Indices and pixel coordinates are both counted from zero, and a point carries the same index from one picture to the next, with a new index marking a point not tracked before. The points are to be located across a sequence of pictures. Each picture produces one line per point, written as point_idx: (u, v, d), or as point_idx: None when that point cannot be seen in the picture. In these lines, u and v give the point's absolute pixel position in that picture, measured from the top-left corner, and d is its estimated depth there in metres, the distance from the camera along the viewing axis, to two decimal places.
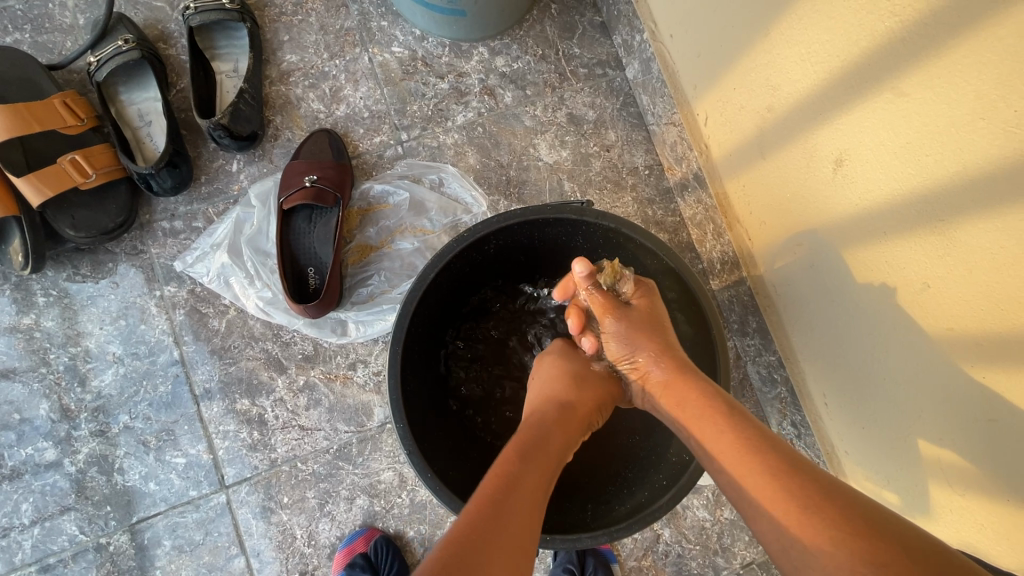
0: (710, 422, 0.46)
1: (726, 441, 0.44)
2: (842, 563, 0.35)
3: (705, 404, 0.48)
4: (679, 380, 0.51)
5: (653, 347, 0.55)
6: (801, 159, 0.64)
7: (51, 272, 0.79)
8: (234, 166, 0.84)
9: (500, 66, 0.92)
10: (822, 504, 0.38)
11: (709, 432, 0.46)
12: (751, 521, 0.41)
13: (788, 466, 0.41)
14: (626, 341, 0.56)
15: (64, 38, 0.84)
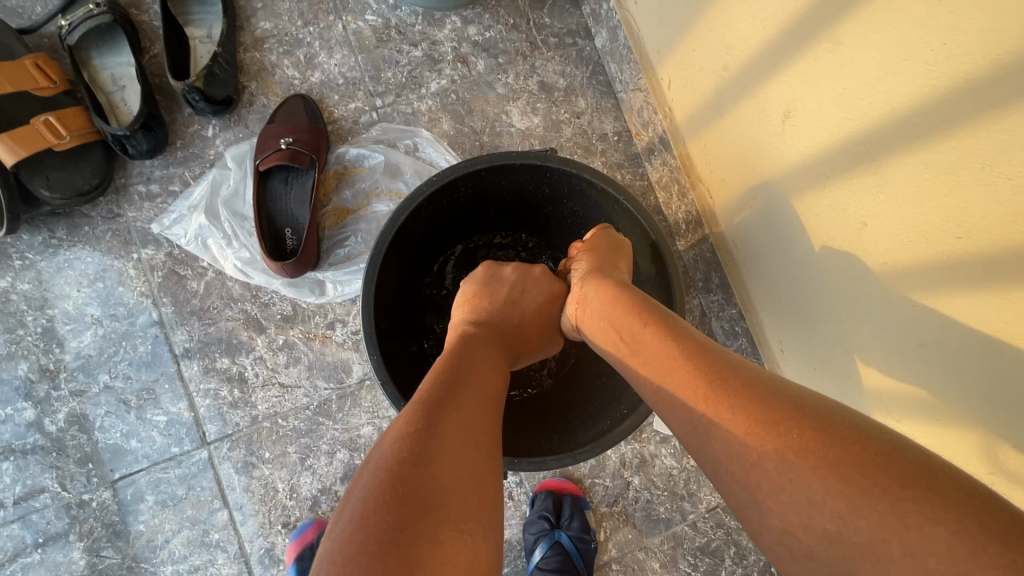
0: (637, 320, 0.48)
1: (647, 333, 0.47)
2: (738, 426, 0.36)
3: (632, 306, 0.50)
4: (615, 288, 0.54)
5: (606, 266, 0.58)
6: (754, 113, 0.68)
7: (26, 235, 0.80)
8: (209, 131, 0.85)
9: (473, 35, 0.94)
10: (721, 376, 0.40)
11: (631, 328, 0.48)
12: (664, 406, 0.43)
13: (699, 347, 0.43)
14: (588, 258, 0.60)
15: (32, 2, 0.83)
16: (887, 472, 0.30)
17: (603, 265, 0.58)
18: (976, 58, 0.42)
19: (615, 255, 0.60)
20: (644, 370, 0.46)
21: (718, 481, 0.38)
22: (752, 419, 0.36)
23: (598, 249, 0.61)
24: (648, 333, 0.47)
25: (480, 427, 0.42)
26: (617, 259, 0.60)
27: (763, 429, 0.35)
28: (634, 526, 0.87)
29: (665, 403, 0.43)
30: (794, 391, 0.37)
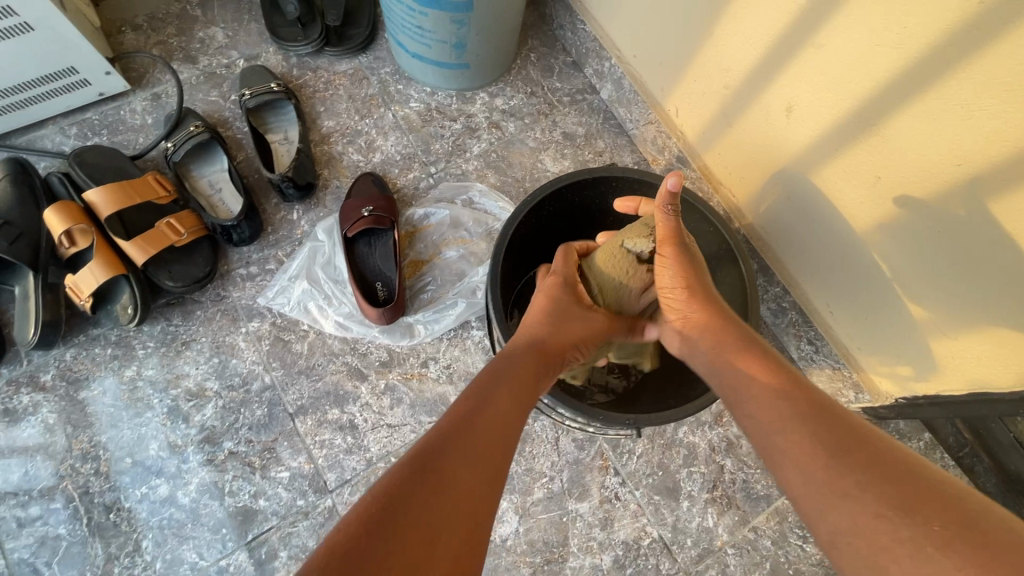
0: (757, 379, 0.52)
1: (751, 367, 0.54)
2: (869, 504, 0.39)
3: (736, 343, 0.58)
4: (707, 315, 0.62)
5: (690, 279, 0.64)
6: (759, 117, 0.83)
7: (147, 326, 0.89)
8: (295, 215, 0.98)
9: (500, 104, 1.12)
10: (821, 426, 0.45)
11: (737, 362, 0.56)
12: (778, 464, 0.46)
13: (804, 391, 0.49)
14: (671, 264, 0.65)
15: (136, 135, 1.00)
16: (978, 542, 0.34)
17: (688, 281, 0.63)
18: (933, 30, 0.58)
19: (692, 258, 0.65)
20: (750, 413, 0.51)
21: (835, 552, 0.39)
22: (887, 503, 0.38)
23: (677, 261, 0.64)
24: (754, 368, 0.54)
25: (489, 447, 0.47)
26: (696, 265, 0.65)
27: (897, 514, 0.37)
28: (738, 507, 0.91)
29: (780, 466, 0.46)
30: (918, 472, 0.40)
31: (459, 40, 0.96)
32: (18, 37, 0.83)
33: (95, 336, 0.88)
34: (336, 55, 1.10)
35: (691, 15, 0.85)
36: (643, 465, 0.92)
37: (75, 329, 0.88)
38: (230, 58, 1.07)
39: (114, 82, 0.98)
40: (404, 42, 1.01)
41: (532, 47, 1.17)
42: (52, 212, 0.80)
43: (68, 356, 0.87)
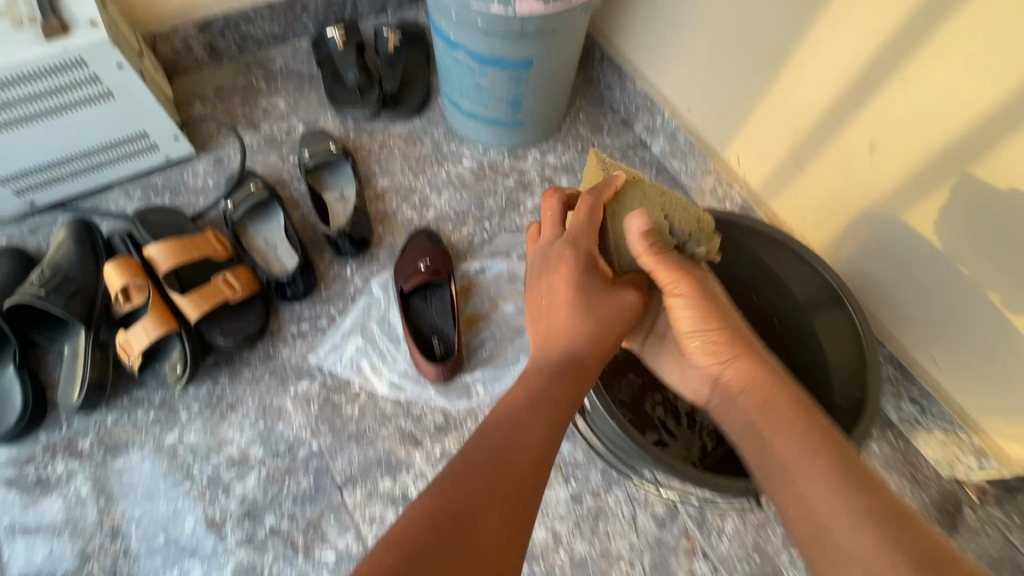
0: (821, 452, 0.49)
1: (801, 422, 0.52)
2: None
3: (774, 387, 0.55)
4: (738, 362, 0.56)
5: (714, 316, 0.58)
6: (837, 157, 0.79)
7: (193, 387, 0.85)
8: (348, 271, 0.96)
9: (552, 161, 1.11)
10: (860, 501, 0.46)
11: (786, 412, 0.53)
12: (824, 539, 0.46)
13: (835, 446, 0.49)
14: (691, 300, 0.58)
15: (196, 195, 1.01)
16: None
17: (709, 322, 0.58)
18: None
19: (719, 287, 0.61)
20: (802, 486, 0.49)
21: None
22: None
23: (699, 301, 0.58)
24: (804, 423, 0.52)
25: (517, 498, 0.48)
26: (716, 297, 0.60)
27: None
28: None
29: (818, 538, 0.46)
30: None
31: (516, 97, 0.97)
32: (100, 104, 0.86)
33: (138, 399, 0.83)
34: (391, 119, 1.12)
35: (756, 62, 0.84)
36: (735, 547, 0.79)
37: (119, 391, 0.84)
38: (290, 124, 1.11)
39: (181, 146, 1.01)
40: (460, 102, 1.02)
41: (581, 108, 1.19)
42: (113, 268, 0.79)
43: (109, 420, 0.82)
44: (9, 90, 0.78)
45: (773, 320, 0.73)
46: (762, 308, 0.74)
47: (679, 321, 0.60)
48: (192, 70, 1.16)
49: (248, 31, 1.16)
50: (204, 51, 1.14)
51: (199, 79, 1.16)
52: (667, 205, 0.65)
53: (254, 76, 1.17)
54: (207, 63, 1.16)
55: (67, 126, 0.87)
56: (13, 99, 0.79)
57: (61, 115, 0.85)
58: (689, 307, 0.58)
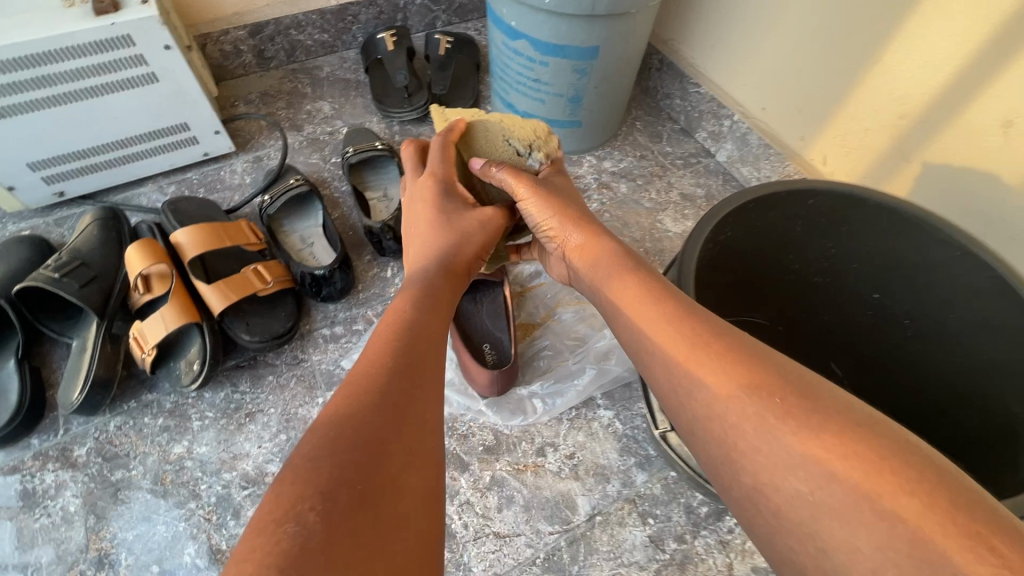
0: (709, 352, 0.41)
1: (697, 375, 0.41)
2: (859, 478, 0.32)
3: (689, 345, 0.42)
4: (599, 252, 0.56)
5: (569, 213, 0.60)
6: (960, 142, 0.69)
7: (209, 393, 0.74)
8: (389, 272, 0.87)
9: (609, 167, 1.04)
10: (744, 377, 0.39)
11: (693, 366, 0.41)
12: (724, 426, 0.38)
13: (795, 397, 0.36)
14: (541, 193, 0.61)
15: (232, 192, 0.95)
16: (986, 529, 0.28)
17: (567, 210, 0.61)
18: None
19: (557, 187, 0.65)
20: (693, 378, 0.41)
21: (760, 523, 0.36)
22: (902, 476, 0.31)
23: (546, 198, 0.61)
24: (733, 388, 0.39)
25: (406, 396, 0.40)
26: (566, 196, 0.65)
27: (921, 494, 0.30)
28: None
29: (718, 426, 0.39)
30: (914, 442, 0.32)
31: (576, 92, 0.90)
32: (142, 87, 0.82)
33: (147, 403, 0.73)
34: None
35: (849, 45, 0.76)
36: None
37: (126, 394, 0.74)
38: (334, 127, 1.07)
39: (221, 142, 0.96)
40: (514, 100, 0.96)
41: (637, 116, 1.12)
42: (134, 250, 0.71)
43: (111, 426, 0.71)
44: (50, 65, 0.74)
45: (903, 321, 0.61)
46: (887, 308, 0.62)
47: (546, 226, 0.62)
48: (239, 75, 1.14)
49: (298, 38, 1.14)
50: (253, 56, 1.12)
51: (245, 84, 1.14)
52: (538, 130, 0.69)
53: (301, 82, 1.15)
54: (254, 69, 1.15)
55: (106, 110, 0.82)
56: (55, 75, 0.75)
57: (101, 96, 0.80)
58: (537, 208, 0.62)
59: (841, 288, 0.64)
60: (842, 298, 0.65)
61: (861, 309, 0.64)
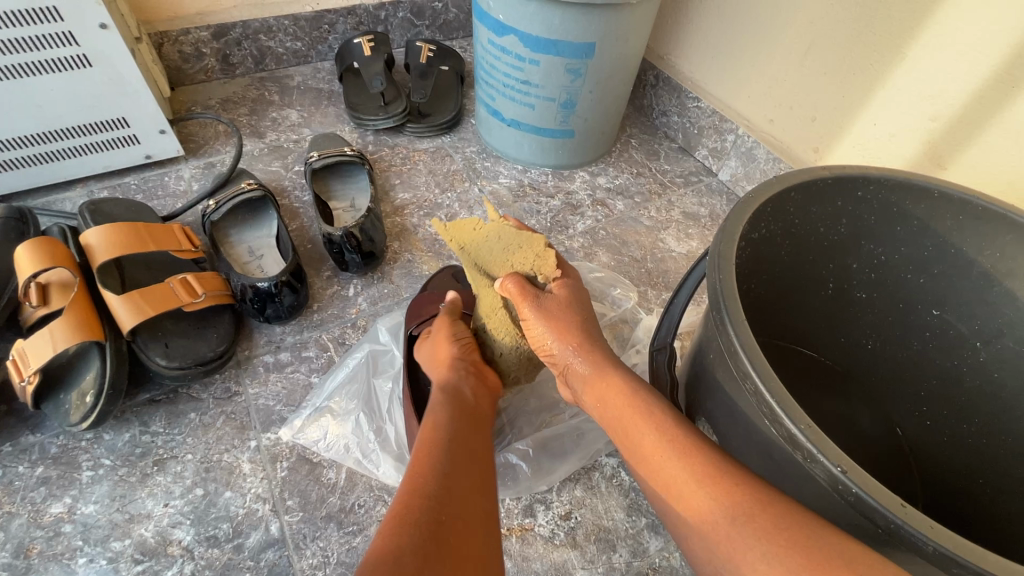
0: (727, 518, 0.33)
1: (746, 560, 0.31)
2: None
3: (726, 519, 0.33)
4: (608, 384, 0.46)
5: (577, 338, 0.51)
6: (1005, 143, 0.61)
7: (109, 434, 0.58)
8: (350, 291, 0.74)
9: (603, 183, 0.94)
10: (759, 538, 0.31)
11: (733, 545, 0.32)
12: None
13: (794, 542, 0.30)
14: (543, 311, 0.52)
15: (174, 200, 0.83)
16: None
17: (576, 330, 0.51)
18: None
19: (572, 296, 0.55)
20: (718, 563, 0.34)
21: None
22: None
23: (552, 319, 0.52)
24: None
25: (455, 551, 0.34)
26: (581, 308, 0.54)
27: None
28: None
29: None
30: None
31: (569, 96, 0.82)
32: (70, 71, 0.71)
33: (26, 447, 0.57)
34: (417, 133, 0.98)
35: (868, 44, 0.70)
36: None
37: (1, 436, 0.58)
38: (301, 134, 0.96)
39: (166, 144, 0.85)
40: (501, 107, 0.88)
41: (632, 134, 1.05)
42: (26, 250, 0.57)
43: None
44: None
45: (974, 344, 0.49)
46: (951, 329, 0.51)
47: (541, 345, 0.53)
48: (199, 81, 1.04)
49: (268, 44, 1.06)
50: (216, 60, 1.03)
51: (205, 90, 1.04)
52: (540, 250, 0.57)
53: (268, 90, 1.05)
54: (216, 75, 1.05)
55: (26, 96, 0.71)
56: None
57: (19, 78, 0.69)
58: (542, 329, 0.52)
59: (890, 304, 0.53)
60: (891, 319, 0.54)
61: (916, 331, 0.53)
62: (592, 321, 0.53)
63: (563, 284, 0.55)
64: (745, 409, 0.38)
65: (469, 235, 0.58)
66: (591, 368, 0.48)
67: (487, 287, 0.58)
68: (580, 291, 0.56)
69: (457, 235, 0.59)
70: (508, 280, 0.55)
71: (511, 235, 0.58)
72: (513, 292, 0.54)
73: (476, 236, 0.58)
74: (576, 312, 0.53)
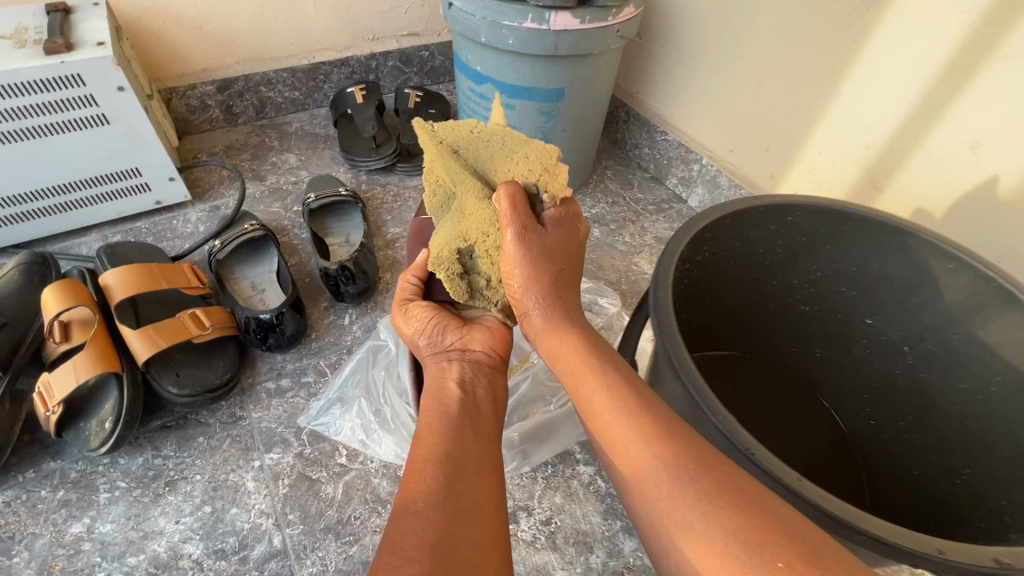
0: (669, 471, 0.36)
1: (682, 515, 0.34)
2: None
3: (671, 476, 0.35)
4: (560, 339, 0.48)
5: (547, 286, 0.50)
6: (930, 168, 0.68)
7: (125, 458, 0.63)
8: (346, 319, 0.80)
9: (581, 213, 1.01)
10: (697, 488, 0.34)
11: (673, 499, 0.35)
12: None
13: (726, 496, 0.33)
14: (522, 249, 0.50)
15: (182, 240, 0.90)
16: None
17: (551, 278, 0.50)
18: None
19: (563, 236, 0.52)
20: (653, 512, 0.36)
21: None
22: None
23: (534, 257, 0.50)
24: (710, 532, 0.32)
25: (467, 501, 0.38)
26: (569, 257, 0.53)
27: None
28: None
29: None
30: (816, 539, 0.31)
31: (544, 136, 0.90)
32: (89, 129, 0.79)
33: (48, 473, 0.62)
34: (407, 172, 1.05)
35: (807, 83, 0.78)
36: None
37: (24, 463, 0.63)
38: (299, 177, 1.04)
39: (174, 190, 0.92)
40: None
41: (607, 166, 1.12)
42: (52, 292, 0.63)
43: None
44: None
45: (903, 348, 0.55)
46: (883, 336, 0.57)
47: (509, 279, 0.52)
48: (204, 130, 1.12)
49: (267, 94, 1.15)
50: (220, 111, 1.12)
51: (210, 138, 1.12)
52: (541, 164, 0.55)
53: (268, 136, 1.13)
54: (220, 124, 1.13)
55: (49, 152, 0.78)
56: None
57: (43, 137, 0.77)
58: (521, 265, 0.50)
59: (831, 316, 0.60)
60: (834, 327, 0.60)
61: (855, 339, 0.59)
62: (571, 268, 0.53)
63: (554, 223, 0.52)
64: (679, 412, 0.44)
65: (468, 135, 0.57)
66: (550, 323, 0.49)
67: (483, 188, 0.55)
68: (573, 237, 0.54)
69: (453, 134, 0.58)
70: (503, 191, 0.51)
71: (512, 140, 0.57)
72: (505, 206, 0.50)
73: (473, 139, 0.57)
74: (563, 256, 0.52)
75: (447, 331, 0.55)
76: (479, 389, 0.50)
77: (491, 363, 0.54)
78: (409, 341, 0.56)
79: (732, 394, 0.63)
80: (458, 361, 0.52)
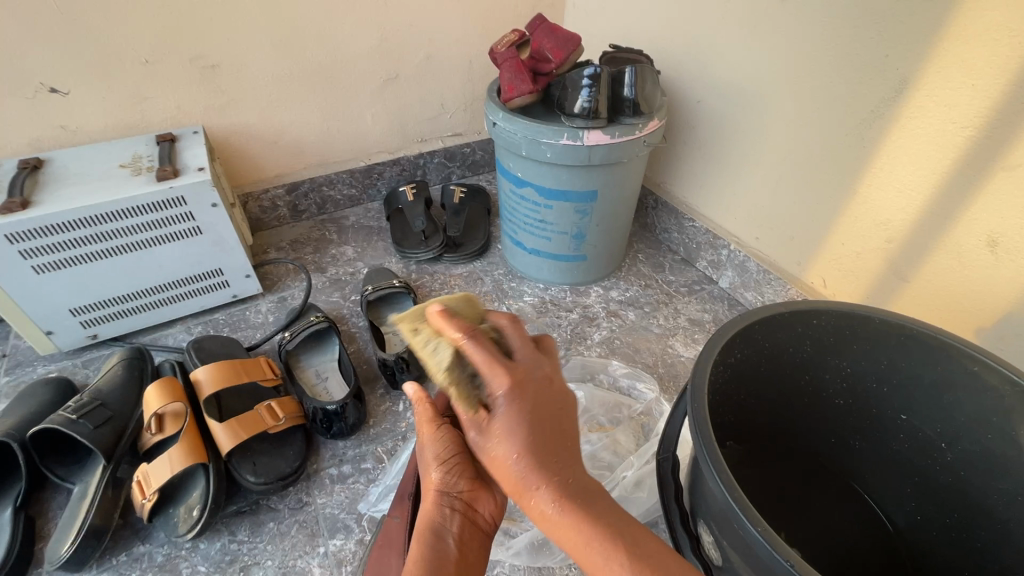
0: None
1: None
2: None
3: None
4: (575, 530, 0.42)
5: (546, 468, 0.43)
6: (950, 261, 0.72)
7: (205, 543, 0.69)
8: (400, 405, 0.86)
9: (616, 296, 1.07)
10: None
11: None
12: None
13: None
14: (495, 442, 0.44)
15: (254, 330, 1.00)
16: None
17: (546, 455, 0.44)
18: None
19: (531, 411, 0.45)
20: None
21: None
22: None
23: (502, 447, 0.44)
24: None
25: None
26: (550, 425, 0.45)
27: None
28: None
29: None
30: None
31: (579, 230, 0.98)
32: (185, 239, 0.92)
33: (138, 556, 0.68)
34: (452, 261, 1.15)
35: (825, 181, 0.84)
36: None
37: (118, 546, 0.69)
38: (356, 268, 1.15)
39: (250, 285, 1.04)
40: (523, 239, 1.04)
41: (639, 249, 1.19)
42: (155, 389, 0.73)
43: None
44: (109, 223, 0.84)
45: (940, 445, 0.57)
46: (920, 431, 0.59)
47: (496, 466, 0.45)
48: (273, 226, 1.26)
49: (329, 194, 1.28)
50: (287, 210, 1.25)
51: (278, 234, 1.25)
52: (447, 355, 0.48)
53: (328, 230, 1.26)
54: (287, 220, 1.27)
55: (151, 258, 0.91)
56: (111, 231, 0.85)
57: (148, 247, 0.90)
58: (497, 453, 0.45)
59: (865, 409, 0.62)
60: (870, 421, 0.62)
61: (893, 433, 0.61)
62: (562, 443, 0.45)
63: (521, 387, 0.45)
64: (715, 512, 0.46)
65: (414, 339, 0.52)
66: (560, 508, 0.42)
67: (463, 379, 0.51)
68: (553, 392, 0.47)
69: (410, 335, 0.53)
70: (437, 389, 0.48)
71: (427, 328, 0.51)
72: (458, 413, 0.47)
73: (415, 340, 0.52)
74: (542, 434, 0.44)
75: (462, 472, 0.54)
76: (471, 555, 0.50)
77: (488, 528, 0.54)
78: (422, 457, 0.54)
79: (769, 483, 0.66)
80: (459, 512, 0.52)
